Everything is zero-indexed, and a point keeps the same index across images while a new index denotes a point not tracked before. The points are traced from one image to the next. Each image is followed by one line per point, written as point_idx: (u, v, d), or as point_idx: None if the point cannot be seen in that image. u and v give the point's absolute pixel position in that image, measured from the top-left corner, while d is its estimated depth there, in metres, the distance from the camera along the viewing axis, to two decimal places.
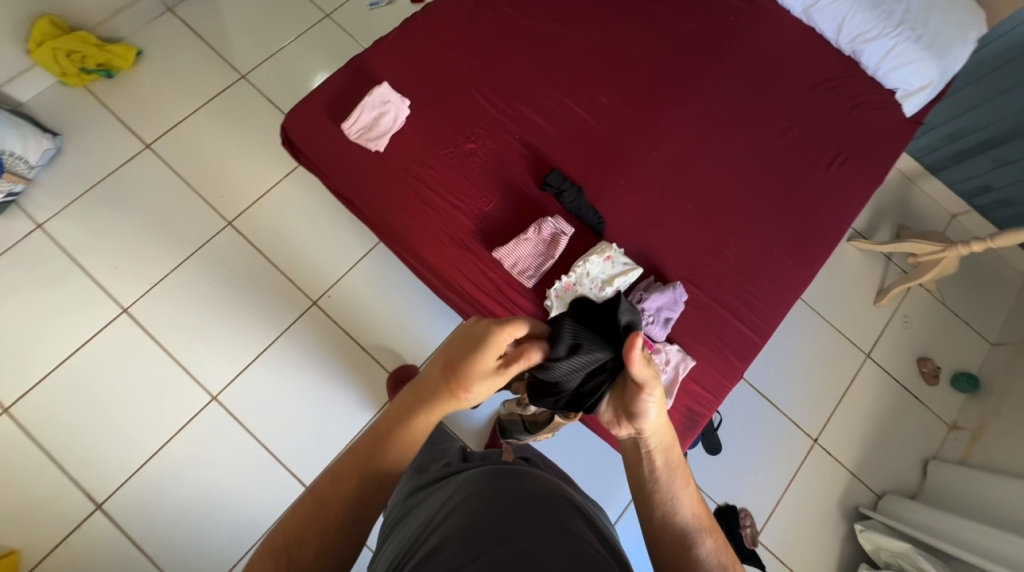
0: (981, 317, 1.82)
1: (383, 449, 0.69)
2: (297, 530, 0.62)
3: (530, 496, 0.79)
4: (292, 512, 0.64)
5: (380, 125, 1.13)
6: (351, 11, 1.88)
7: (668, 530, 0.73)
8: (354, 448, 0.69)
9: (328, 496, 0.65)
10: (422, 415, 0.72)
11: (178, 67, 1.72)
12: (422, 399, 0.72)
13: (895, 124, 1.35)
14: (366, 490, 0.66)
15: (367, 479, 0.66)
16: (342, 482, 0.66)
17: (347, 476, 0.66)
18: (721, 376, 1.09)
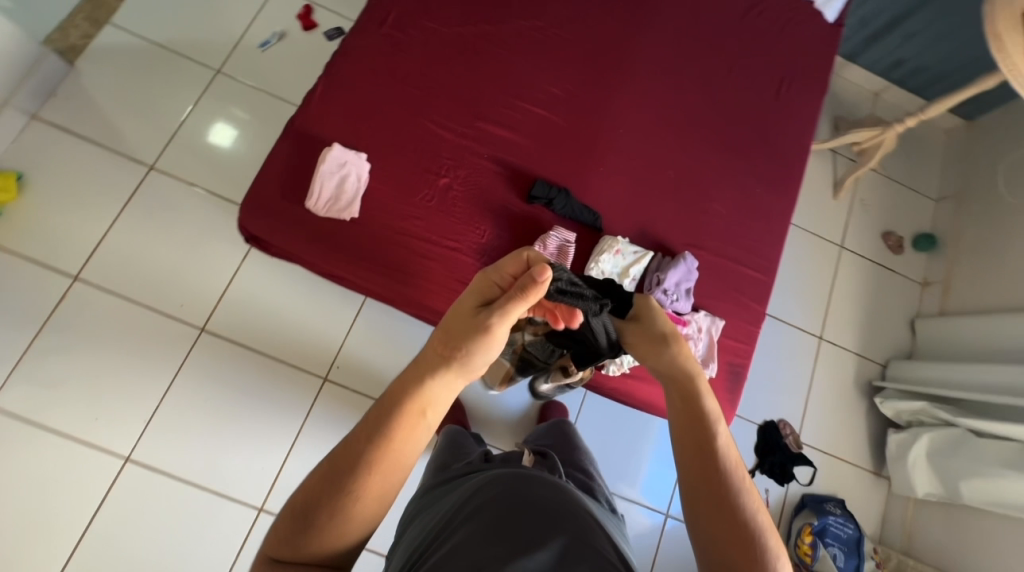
0: (923, 180, 1.99)
1: (383, 430, 0.58)
2: (304, 503, 0.57)
3: (558, 505, 0.70)
4: (299, 490, 0.58)
5: (346, 191, 1.05)
6: (240, 57, 1.67)
7: (712, 485, 0.62)
8: (357, 427, 0.59)
9: (332, 478, 0.57)
10: (427, 384, 0.61)
11: (72, 180, 1.51)
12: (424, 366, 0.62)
13: (822, 33, 1.39)
14: (367, 471, 0.57)
15: (369, 456, 0.58)
16: (346, 462, 0.58)
17: (348, 456, 0.58)
18: (748, 324, 1.15)
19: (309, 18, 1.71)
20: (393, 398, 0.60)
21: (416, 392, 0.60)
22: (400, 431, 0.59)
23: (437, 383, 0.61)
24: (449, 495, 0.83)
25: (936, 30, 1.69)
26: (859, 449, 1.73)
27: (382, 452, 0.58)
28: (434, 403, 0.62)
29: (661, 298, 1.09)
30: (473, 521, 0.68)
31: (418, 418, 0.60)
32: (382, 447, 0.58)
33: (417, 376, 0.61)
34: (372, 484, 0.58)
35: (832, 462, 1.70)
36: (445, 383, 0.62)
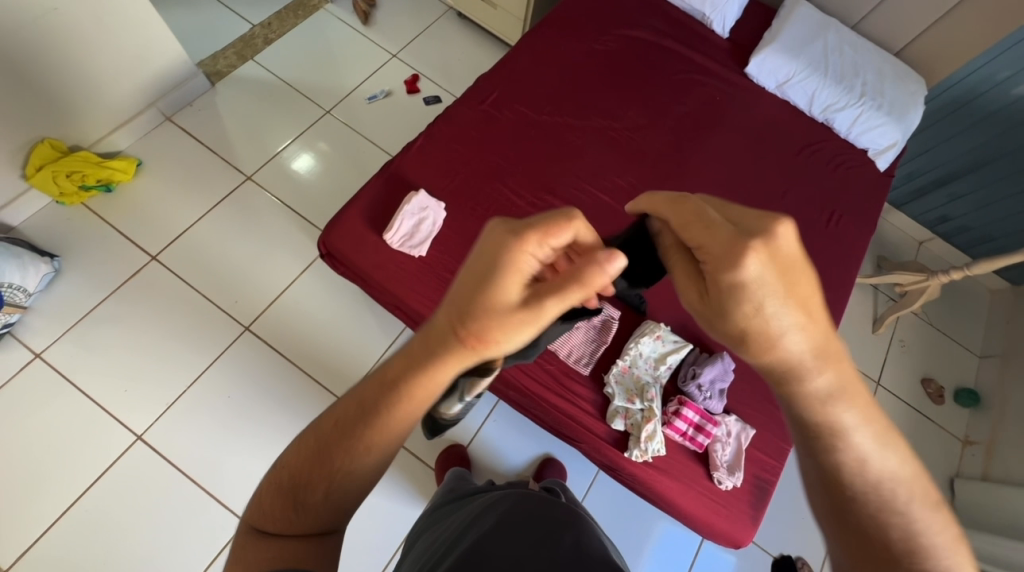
0: (966, 334, 1.97)
1: (379, 404, 0.54)
2: (295, 475, 0.58)
3: (563, 516, 0.77)
4: (298, 447, 0.58)
5: (420, 231, 1.16)
6: (349, 104, 1.93)
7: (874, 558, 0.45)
8: (354, 391, 0.56)
9: (325, 443, 0.56)
10: (432, 367, 0.51)
11: (181, 175, 1.71)
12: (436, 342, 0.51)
13: (873, 179, 1.50)
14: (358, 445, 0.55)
15: (360, 431, 0.54)
16: (340, 429, 0.55)
17: (341, 423, 0.55)
18: (778, 439, 1.13)
19: (415, 85, 1.97)
20: (393, 372, 0.54)
21: (418, 373, 0.52)
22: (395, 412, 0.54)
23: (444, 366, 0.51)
24: (453, 516, 0.86)
25: (981, 196, 1.78)
26: None
27: (374, 431, 0.54)
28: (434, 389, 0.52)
29: (695, 392, 1.10)
30: (494, 522, 0.73)
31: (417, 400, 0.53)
32: (372, 426, 0.54)
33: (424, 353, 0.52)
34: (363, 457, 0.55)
35: None
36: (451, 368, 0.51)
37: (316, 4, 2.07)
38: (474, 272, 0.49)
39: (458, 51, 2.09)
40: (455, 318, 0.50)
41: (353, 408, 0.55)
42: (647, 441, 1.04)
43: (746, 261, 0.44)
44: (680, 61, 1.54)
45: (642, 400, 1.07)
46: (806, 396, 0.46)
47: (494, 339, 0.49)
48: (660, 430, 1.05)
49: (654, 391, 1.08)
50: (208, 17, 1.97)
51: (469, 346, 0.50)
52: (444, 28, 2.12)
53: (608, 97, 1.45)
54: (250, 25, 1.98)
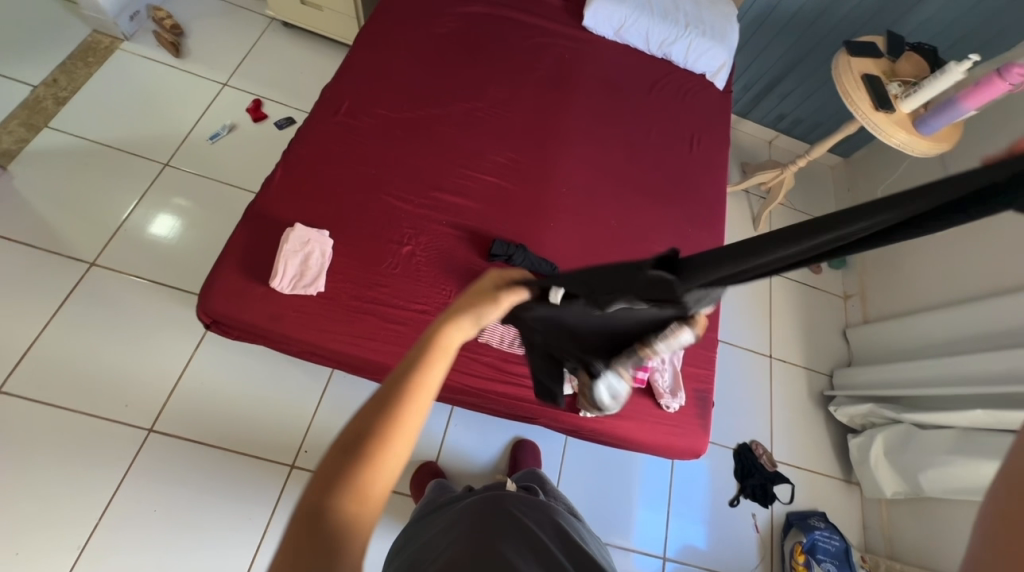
0: (823, 208, 2.31)
1: (365, 447, 0.52)
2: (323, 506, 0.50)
3: (535, 515, 0.82)
4: (281, 543, 0.49)
5: (310, 267, 1.07)
6: (190, 149, 1.70)
7: None
8: (335, 449, 0.52)
9: (311, 521, 0.49)
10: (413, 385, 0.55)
11: (0, 285, 1.41)
12: (421, 360, 0.56)
13: (717, 98, 1.67)
14: (350, 502, 0.50)
15: (351, 486, 0.51)
16: (324, 501, 0.50)
17: (327, 490, 0.50)
18: (705, 350, 1.24)
19: (259, 110, 1.79)
20: (375, 407, 0.54)
21: (402, 401, 0.54)
22: (381, 451, 0.52)
23: (424, 383, 0.55)
24: (430, 523, 0.87)
25: (803, 90, 2.06)
26: (826, 458, 1.82)
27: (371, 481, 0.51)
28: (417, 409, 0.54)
29: None
30: (473, 524, 0.76)
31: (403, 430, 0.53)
32: (364, 474, 0.51)
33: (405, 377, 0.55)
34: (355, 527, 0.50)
35: (806, 475, 1.77)
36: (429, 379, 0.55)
37: (108, 45, 1.78)
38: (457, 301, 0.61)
39: (297, 64, 1.92)
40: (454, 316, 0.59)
41: (336, 465, 0.51)
42: None
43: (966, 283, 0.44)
44: (521, 28, 1.55)
45: None
46: None
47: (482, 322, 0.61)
48: None
49: None
50: None
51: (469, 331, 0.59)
52: (272, 42, 1.93)
53: (463, 78, 1.43)
54: (30, 87, 1.65)
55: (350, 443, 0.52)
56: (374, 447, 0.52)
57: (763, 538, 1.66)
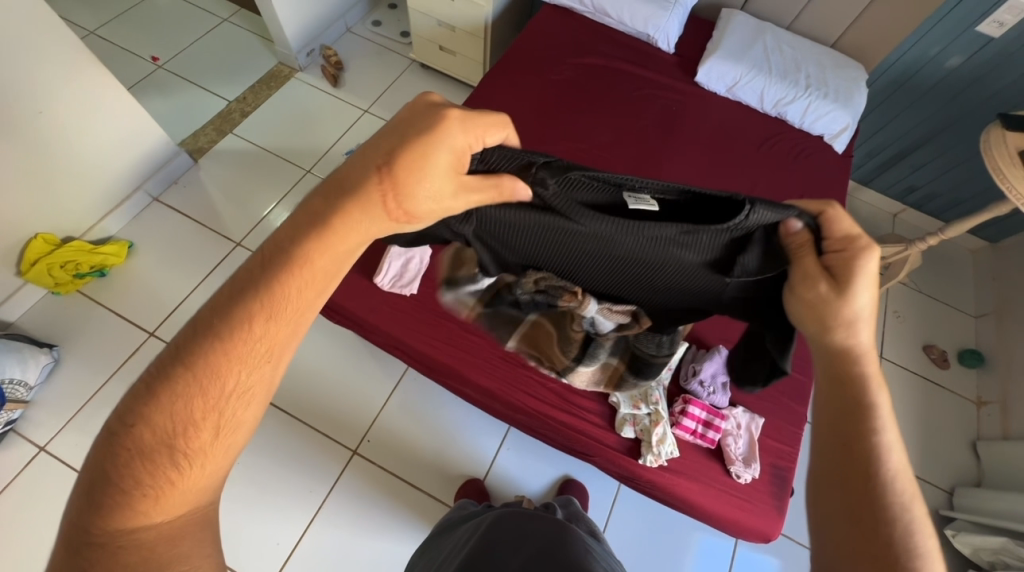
0: (956, 296, 2.01)
1: (191, 366, 0.46)
2: (133, 443, 0.46)
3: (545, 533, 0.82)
4: (80, 473, 0.47)
5: (409, 270, 1.19)
6: (328, 161, 2.01)
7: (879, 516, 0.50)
8: (156, 361, 0.47)
9: (128, 445, 0.46)
10: (277, 286, 0.49)
11: (172, 250, 1.76)
12: (298, 258, 0.50)
13: (834, 162, 1.57)
14: (187, 432, 0.47)
15: (180, 410, 0.46)
16: (135, 428, 0.46)
17: (145, 410, 0.46)
18: (789, 425, 1.13)
19: None
20: (227, 307, 0.48)
21: (250, 314, 0.48)
22: (225, 369, 0.47)
23: (284, 300, 0.49)
24: (453, 532, 0.93)
25: (941, 163, 1.86)
26: None
27: (204, 398, 0.47)
28: (292, 321, 0.50)
29: (699, 389, 1.11)
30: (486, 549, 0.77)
31: (262, 347, 0.48)
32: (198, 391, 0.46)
33: (252, 287, 0.48)
34: (190, 468, 0.47)
35: None
36: (305, 273, 0.50)
37: (286, 74, 2.20)
38: (380, 158, 0.54)
39: None
40: (363, 190, 0.53)
41: (154, 388, 0.46)
42: (659, 445, 1.04)
43: (835, 291, 0.60)
44: (632, 79, 1.63)
45: (647, 403, 1.07)
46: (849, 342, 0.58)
47: (407, 212, 0.55)
48: (670, 432, 1.05)
49: (658, 393, 1.09)
50: (186, 99, 2.07)
51: (385, 220, 0.54)
52: (409, 80, 2.24)
53: (570, 121, 1.53)
54: (227, 101, 2.09)
55: (169, 364, 0.47)
56: (212, 365, 0.47)
57: None
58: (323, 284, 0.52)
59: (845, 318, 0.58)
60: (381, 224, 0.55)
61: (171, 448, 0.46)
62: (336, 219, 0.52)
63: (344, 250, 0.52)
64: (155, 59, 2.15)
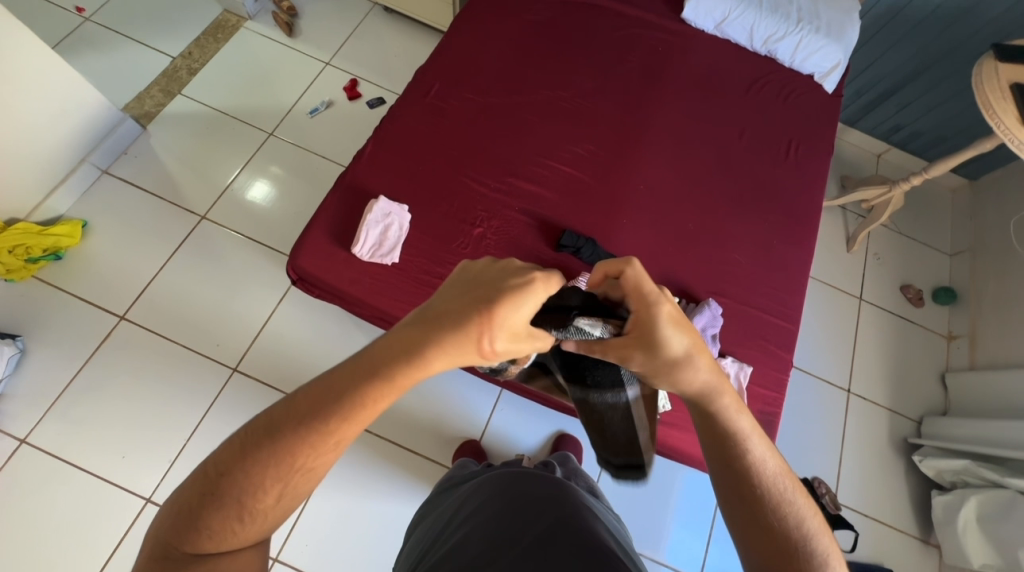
0: (933, 235, 2.04)
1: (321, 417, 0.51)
2: (230, 470, 0.51)
3: (568, 507, 0.65)
4: (174, 496, 0.52)
5: (388, 237, 1.13)
6: (291, 123, 1.86)
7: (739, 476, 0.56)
8: (247, 423, 0.52)
9: (208, 499, 0.51)
10: (371, 389, 0.52)
11: (132, 227, 1.64)
12: (383, 372, 0.51)
13: (823, 102, 1.50)
14: (256, 496, 0.51)
15: (260, 485, 0.51)
16: (223, 484, 0.51)
17: (231, 470, 0.51)
18: (776, 371, 1.16)
19: (355, 90, 1.91)
20: (310, 406, 0.51)
21: (377, 392, 0.52)
22: (303, 456, 0.51)
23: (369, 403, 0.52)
24: (444, 501, 0.79)
25: (927, 100, 1.82)
26: (902, 512, 1.62)
27: (285, 483, 0.51)
28: (361, 421, 0.52)
29: None
30: (504, 537, 0.58)
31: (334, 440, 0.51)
32: (276, 478, 0.51)
33: (373, 377, 0.51)
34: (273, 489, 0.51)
35: (873, 524, 1.60)
36: (390, 393, 0.52)
37: (234, 24, 1.98)
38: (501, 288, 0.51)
39: (391, 47, 2.02)
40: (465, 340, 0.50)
41: (290, 426, 0.51)
42: None
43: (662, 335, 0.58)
44: (614, 17, 1.51)
45: None
46: (688, 377, 0.58)
47: (493, 354, 0.53)
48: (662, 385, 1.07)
49: None
50: (124, 58, 1.86)
51: (466, 355, 0.51)
52: (372, 26, 2.05)
53: (552, 67, 1.41)
54: (170, 58, 1.89)
55: (271, 430, 0.51)
56: (294, 451, 0.51)
57: None
58: (400, 391, 0.53)
59: (670, 361, 0.58)
60: (460, 358, 0.52)
61: (287, 461, 0.51)
62: (425, 336, 0.51)
63: (432, 370, 0.52)
64: (80, 10, 1.91)
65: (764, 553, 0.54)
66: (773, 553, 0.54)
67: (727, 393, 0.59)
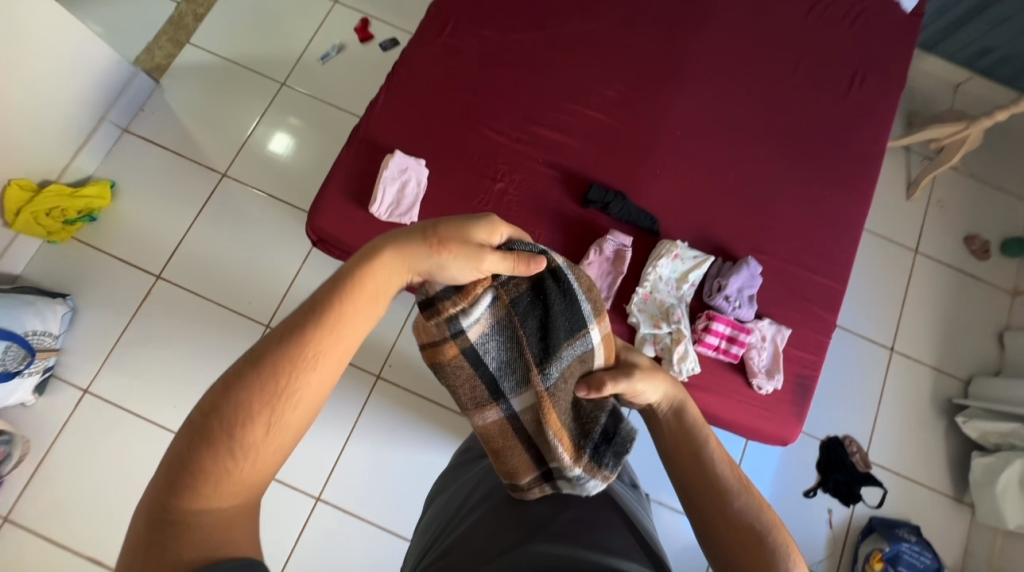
0: (1011, 178, 1.81)
1: (305, 327, 0.56)
2: (218, 404, 0.53)
3: (594, 512, 0.67)
4: (163, 457, 0.52)
5: (405, 196, 1.08)
6: (303, 71, 1.77)
7: (701, 481, 0.63)
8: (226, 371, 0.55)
9: (196, 440, 0.52)
10: (344, 300, 0.57)
11: (157, 188, 1.65)
12: (348, 287, 0.58)
13: (900, 23, 1.28)
14: (247, 427, 0.52)
15: (248, 414, 0.53)
16: (211, 423, 0.52)
17: (217, 410, 0.52)
18: (817, 333, 1.09)
19: (366, 31, 1.78)
20: (289, 327, 0.56)
21: (348, 296, 0.58)
22: (284, 377, 0.54)
23: (345, 310, 0.57)
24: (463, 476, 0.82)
25: None
26: (937, 472, 1.59)
27: (269, 410, 0.53)
28: (336, 332, 0.56)
29: (724, 305, 1.06)
30: (523, 537, 0.61)
31: (317, 354, 0.55)
32: (261, 399, 0.53)
33: (343, 288, 0.58)
34: (263, 419, 0.53)
35: (904, 482, 1.57)
36: (358, 297, 0.58)
37: None
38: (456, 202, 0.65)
39: None
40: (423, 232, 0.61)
41: (273, 347, 0.55)
42: (680, 362, 1.01)
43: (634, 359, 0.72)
44: None
45: (669, 322, 1.03)
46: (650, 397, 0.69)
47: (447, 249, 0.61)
48: (692, 349, 1.02)
49: (679, 311, 1.05)
50: (129, 6, 1.78)
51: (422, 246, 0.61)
52: None
53: None
54: (175, 3, 1.79)
55: (257, 360, 0.54)
56: (275, 374, 0.54)
57: (835, 536, 1.51)
58: (368, 304, 0.59)
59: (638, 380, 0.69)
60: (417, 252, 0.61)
61: (274, 383, 0.54)
62: (379, 251, 0.60)
63: (395, 265, 0.60)
64: None
65: (731, 549, 0.59)
66: (737, 550, 0.58)
67: (682, 407, 0.68)
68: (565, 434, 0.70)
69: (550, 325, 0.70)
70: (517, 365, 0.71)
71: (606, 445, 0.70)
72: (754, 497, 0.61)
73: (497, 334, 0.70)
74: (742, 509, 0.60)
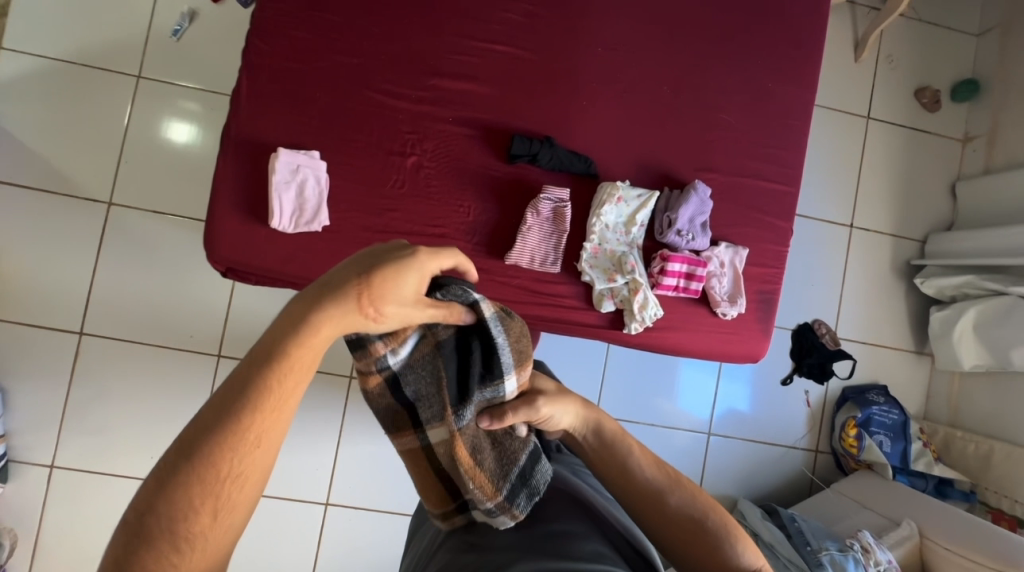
0: (959, 14, 1.69)
1: (236, 409, 0.46)
2: (150, 503, 0.45)
3: (567, 520, 0.66)
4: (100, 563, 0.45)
5: (307, 199, 0.94)
6: (156, 54, 1.46)
7: (637, 487, 0.66)
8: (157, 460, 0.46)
9: (135, 544, 0.45)
10: (276, 373, 0.47)
11: (38, 236, 1.43)
12: (281, 353, 0.47)
13: None
14: (188, 520, 0.45)
15: (187, 507, 0.45)
16: (148, 523, 0.45)
17: (152, 507, 0.45)
18: (775, 245, 1.05)
19: None
20: (220, 403, 0.47)
21: (281, 369, 0.47)
22: (223, 461, 0.46)
23: (282, 382, 0.47)
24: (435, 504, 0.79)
25: None
26: (899, 332, 1.67)
27: (212, 498, 0.46)
28: (271, 415, 0.47)
29: (677, 240, 0.99)
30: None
31: (255, 437, 0.47)
32: (201, 492, 0.46)
33: (274, 357, 0.47)
34: (212, 511, 0.46)
35: (871, 349, 1.66)
36: (292, 370, 0.47)
37: None
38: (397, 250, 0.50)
39: None
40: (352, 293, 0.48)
41: (207, 435, 0.46)
42: (642, 310, 0.97)
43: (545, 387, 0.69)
44: None
45: (623, 274, 0.98)
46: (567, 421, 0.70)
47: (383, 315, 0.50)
48: (652, 294, 0.98)
49: (632, 259, 0.99)
50: None
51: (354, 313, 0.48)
52: None
53: None
54: None
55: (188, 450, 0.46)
56: (213, 458, 0.46)
57: (813, 414, 1.62)
58: (311, 367, 0.49)
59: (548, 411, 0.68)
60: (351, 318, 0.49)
61: (211, 474, 0.46)
62: (310, 309, 0.48)
63: (329, 333, 0.48)
64: None
65: (681, 536, 0.65)
66: (688, 537, 0.64)
67: (597, 421, 0.71)
68: (480, 474, 0.65)
69: (466, 370, 0.62)
70: (435, 401, 0.62)
71: (521, 487, 0.67)
72: (684, 483, 0.68)
73: (416, 377, 0.61)
74: (680, 504, 0.65)
